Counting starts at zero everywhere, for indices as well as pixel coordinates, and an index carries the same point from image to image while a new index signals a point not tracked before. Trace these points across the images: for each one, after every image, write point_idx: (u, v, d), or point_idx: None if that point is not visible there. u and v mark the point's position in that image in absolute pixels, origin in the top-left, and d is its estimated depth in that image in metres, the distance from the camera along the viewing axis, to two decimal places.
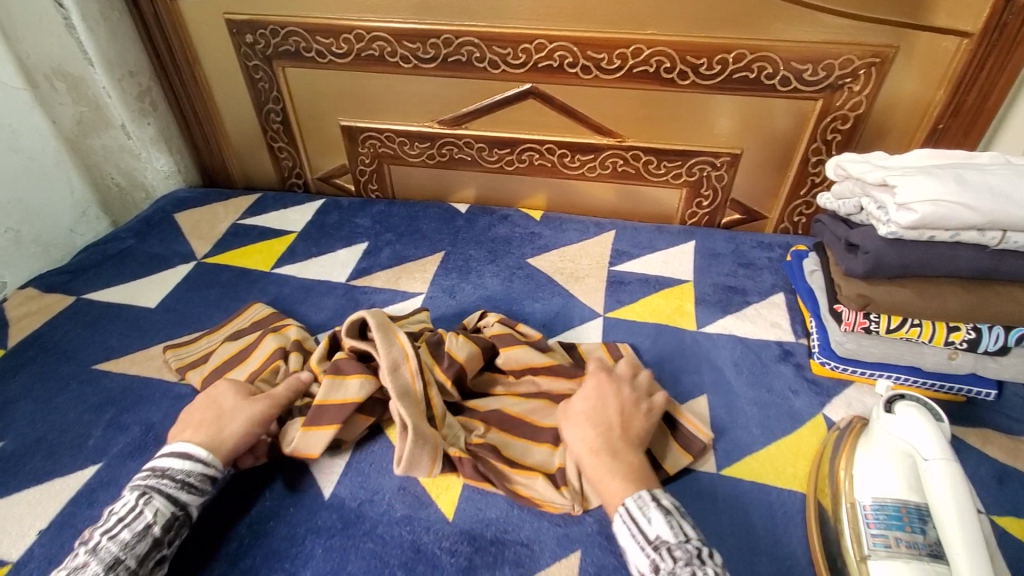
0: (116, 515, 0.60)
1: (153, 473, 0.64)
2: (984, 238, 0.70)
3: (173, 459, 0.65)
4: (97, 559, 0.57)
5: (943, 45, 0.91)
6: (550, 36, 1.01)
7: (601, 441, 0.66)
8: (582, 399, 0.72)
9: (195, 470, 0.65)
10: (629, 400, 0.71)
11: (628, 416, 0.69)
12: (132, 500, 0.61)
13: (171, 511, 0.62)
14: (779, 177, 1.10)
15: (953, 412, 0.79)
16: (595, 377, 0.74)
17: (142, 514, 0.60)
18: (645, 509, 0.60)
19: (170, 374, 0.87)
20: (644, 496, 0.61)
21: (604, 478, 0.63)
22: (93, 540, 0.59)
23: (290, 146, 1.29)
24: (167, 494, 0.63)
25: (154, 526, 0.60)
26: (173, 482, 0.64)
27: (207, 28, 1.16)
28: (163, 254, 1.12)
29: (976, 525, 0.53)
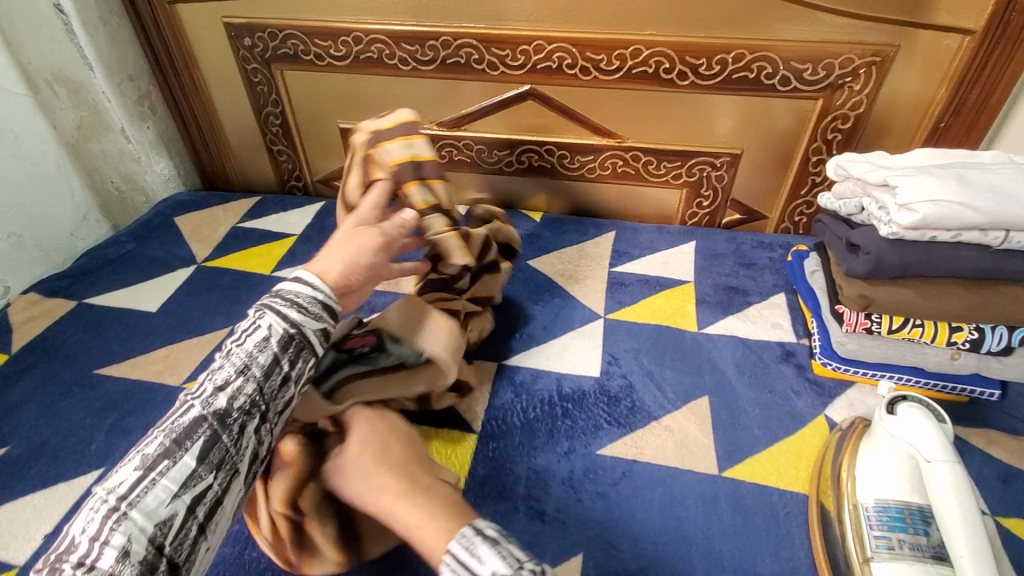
0: (240, 332, 0.62)
1: (269, 298, 0.65)
2: (987, 238, 0.70)
3: (287, 287, 0.66)
4: (228, 365, 0.59)
5: (944, 43, 0.91)
6: (549, 38, 1.01)
7: (395, 488, 0.58)
8: (358, 442, 0.63)
9: (309, 296, 0.65)
10: (395, 437, 0.65)
11: (404, 448, 0.63)
12: (253, 320, 0.63)
13: (284, 328, 0.62)
14: (779, 176, 1.10)
15: (956, 413, 0.79)
16: (361, 422, 0.66)
17: (258, 328, 0.62)
18: (473, 545, 0.51)
19: (172, 378, 0.87)
20: (468, 534, 0.52)
21: (422, 519, 0.55)
22: (224, 351, 0.61)
23: (289, 149, 1.29)
24: (279, 312, 0.63)
25: (271, 340, 0.61)
26: (288, 305, 0.64)
27: (205, 31, 1.16)
28: (164, 258, 1.12)
29: (980, 526, 0.53)
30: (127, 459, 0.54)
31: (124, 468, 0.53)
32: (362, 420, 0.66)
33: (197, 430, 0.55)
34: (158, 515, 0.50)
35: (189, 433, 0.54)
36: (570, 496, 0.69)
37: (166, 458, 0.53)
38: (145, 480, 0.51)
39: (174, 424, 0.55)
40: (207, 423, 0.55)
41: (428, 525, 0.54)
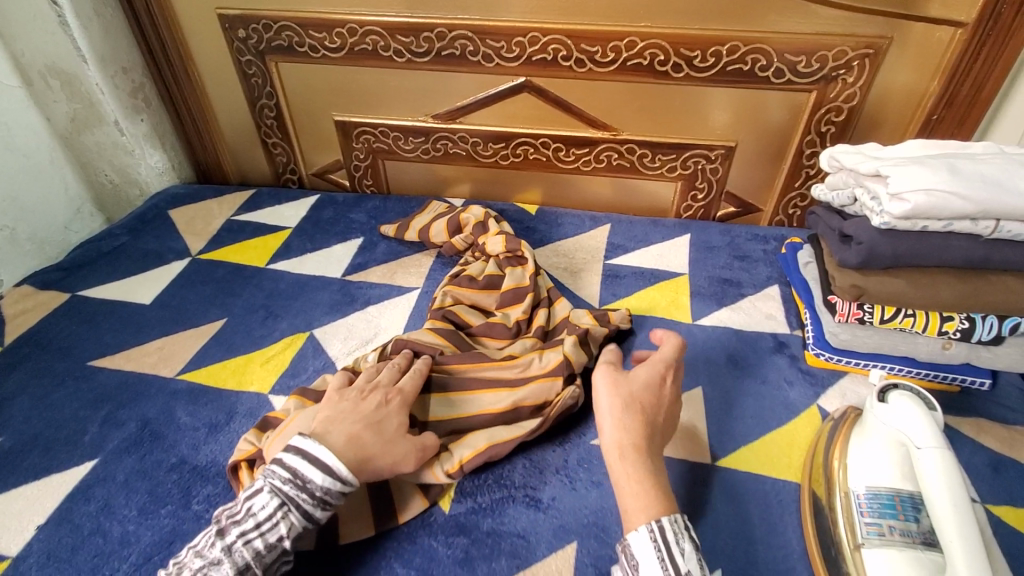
0: (253, 517, 0.58)
1: (292, 480, 0.60)
2: (977, 228, 0.70)
3: (315, 468, 0.60)
4: (230, 561, 0.56)
5: (937, 35, 0.91)
6: (543, 29, 1.01)
7: (636, 435, 0.64)
8: (644, 386, 0.69)
9: (334, 489, 0.60)
10: (664, 391, 0.70)
11: (664, 411, 0.68)
12: (271, 506, 0.59)
13: (303, 526, 0.59)
14: (773, 169, 1.10)
15: (946, 402, 0.80)
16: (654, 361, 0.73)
17: (277, 524, 0.58)
18: (680, 536, 0.57)
19: (167, 370, 0.87)
20: (680, 522, 0.58)
21: (631, 480, 0.61)
22: (228, 537, 0.57)
23: (284, 142, 1.28)
24: (303, 510, 0.59)
25: (285, 540, 0.58)
26: (311, 497, 0.59)
27: (199, 23, 1.15)
28: (158, 251, 1.12)
29: (970, 512, 0.53)
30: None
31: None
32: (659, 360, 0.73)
33: None
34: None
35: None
36: (566, 485, 0.70)
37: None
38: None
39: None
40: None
41: (636, 494, 0.60)
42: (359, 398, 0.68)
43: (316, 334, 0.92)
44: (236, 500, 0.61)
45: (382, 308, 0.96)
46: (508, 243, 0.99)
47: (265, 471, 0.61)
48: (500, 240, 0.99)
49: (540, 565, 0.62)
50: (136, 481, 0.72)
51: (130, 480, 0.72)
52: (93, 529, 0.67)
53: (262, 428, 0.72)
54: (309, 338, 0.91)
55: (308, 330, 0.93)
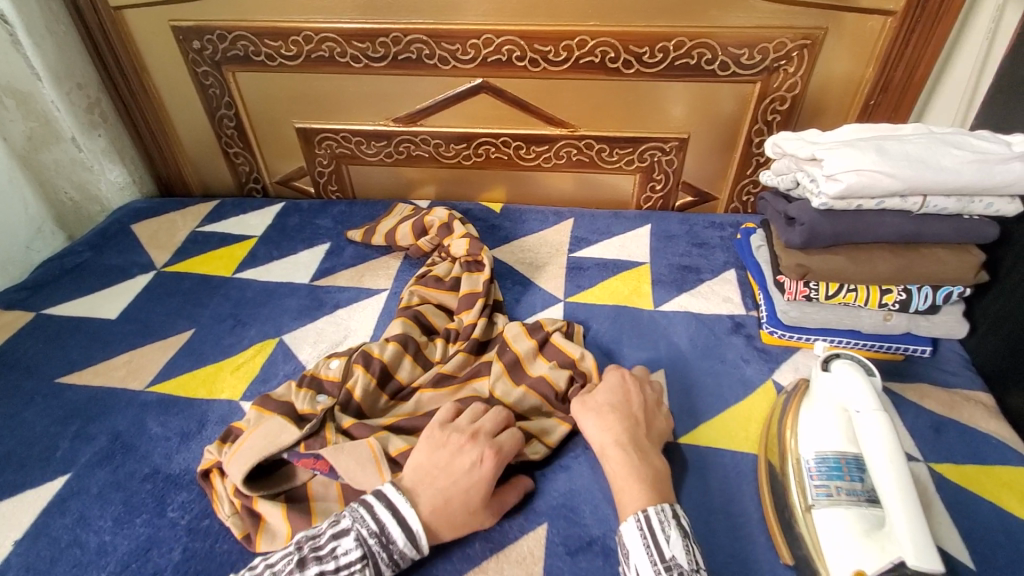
0: (333, 558, 0.58)
1: (381, 538, 0.59)
2: (907, 204, 0.75)
3: (407, 538, 0.60)
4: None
5: (869, 24, 0.96)
6: (497, 31, 1.03)
7: (614, 432, 0.67)
8: (607, 391, 0.73)
9: (413, 558, 0.60)
10: (638, 399, 0.73)
11: (642, 414, 0.71)
12: (353, 554, 0.58)
13: None
14: (725, 159, 1.14)
15: (892, 370, 0.85)
16: (615, 375, 0.75)
17: (351, 575, 0.57)
18: (666, 524, 0.59)
19: (136, 383, 0.87)
20: (667, 511, 0.60)
21: (624, 478, 0.63)
22: (308, 573, 0.57)
23: (245, 151, 1.28)
24: (377, 568, 0.59)
25: None
26: (388, 559, 0.59)
27: (153, 36, 1.15)
28: (122, 266, 1.11)
29: (905, 468, 0.57)
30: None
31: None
32: (619, 372, 0.76)
33: None
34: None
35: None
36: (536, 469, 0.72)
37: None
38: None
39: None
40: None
41: (634, 488, 0.62)
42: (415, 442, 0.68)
43: (287, 341, 0.93)
44: (321, 532, 0.60)
45: (352, 312, 0.98)
46: (469, 246, 1.00)
47: (359, 511, 0.60)
48: (464, 243, 1.01)
49: (513, 547, 0.65)
50: (110, 492, 0.72)
51: (104, 492, 0.72)
52: (70, 541, 0.67)
53: (228, 438, 0.74)
54: (279, 344, 0.92)
55: (278, 335, 0.94)
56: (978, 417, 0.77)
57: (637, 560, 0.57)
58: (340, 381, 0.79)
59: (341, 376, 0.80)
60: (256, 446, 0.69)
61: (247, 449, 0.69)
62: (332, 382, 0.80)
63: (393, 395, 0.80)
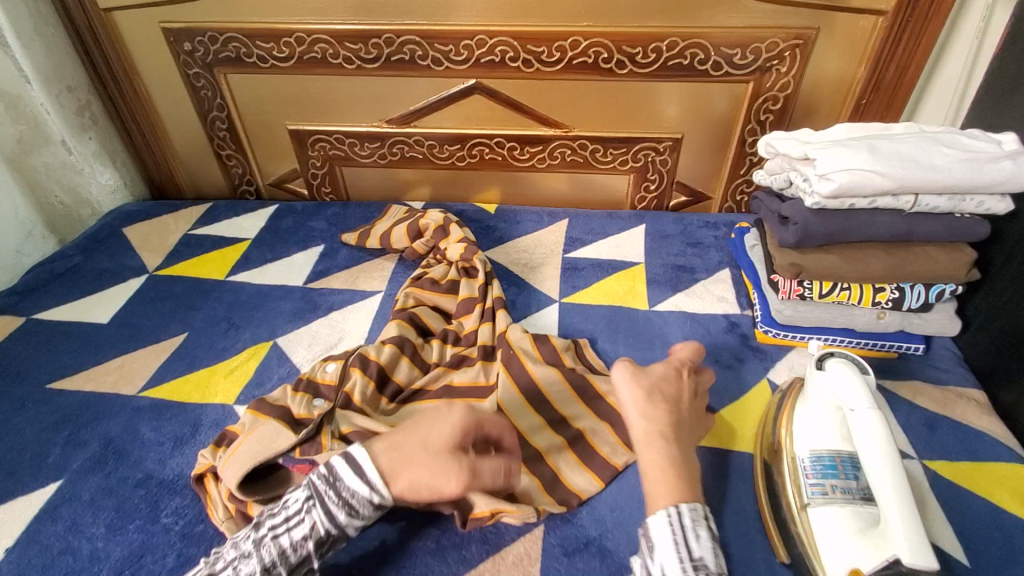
0: (286, 511, 0.58)
1: (325, 477, 0.57)
2: (899, 203, 0.76)
3: (348, 472, 0.57)
4: (257, 557, 0.55)
5: (860, 24, 0.97)
6: (489, 32, 1.03)
7: (660, 422, 0.63)
8: (657, 381, 0.68)
9: (360, 494, 0.56)
10: (684, 395, 0.68)
11: (686, 408, 0.66)
12: (301, 500, 0.57)
13: (327, 529, 0.56)
14: (719, 158, 1.15)
15: (885, 368, 0.85)
16: (668, 366, 0.71)
17: (302, 522, 0.56)
18: (698, 524, 0.55)
19: (128, 388, 0.86)
20: (699, 510, 0.56)
21: (656, 470, 0.59)
22: (263, 530, 0.57)
23: (237, 153, 1.27)
24: (328, 509, 0.56)
25: (307, 541, 0.56)
26: (336, 497, 0.56)
27: (144, 38, 1.14)
28: (114, 269, 1.10)
29: (899, 465, 0.57)
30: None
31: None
32: (678, 368, 0.71)
33: None
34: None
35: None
36: None
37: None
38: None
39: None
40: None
41: (665, 481, 0.58)
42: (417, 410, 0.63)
43: (280, 344, 0.92)
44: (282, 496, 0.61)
45: (346, 314, 0.97)
46: (465, 251, 1.01)
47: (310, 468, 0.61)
48: (459, 247, 1.01)
49: (509, 549, 0.64)
50: (103, 498, 0.71)
51: (96, 498, 0.72)
52: (63, 548, 0.67)
53: (221, 442, 0.73)
54: (273, 347, 0.92)
55: (272, 339, 0.93)
56: (971, 414, 0.78)
57: (664, 560, 0.54)
58: (336, 384, 0.78)
59: (338, 379, 0.79)
60: (250, 451, 0.68)
61: (241, 455, 0.68)
62: (329, 386, 0.78)
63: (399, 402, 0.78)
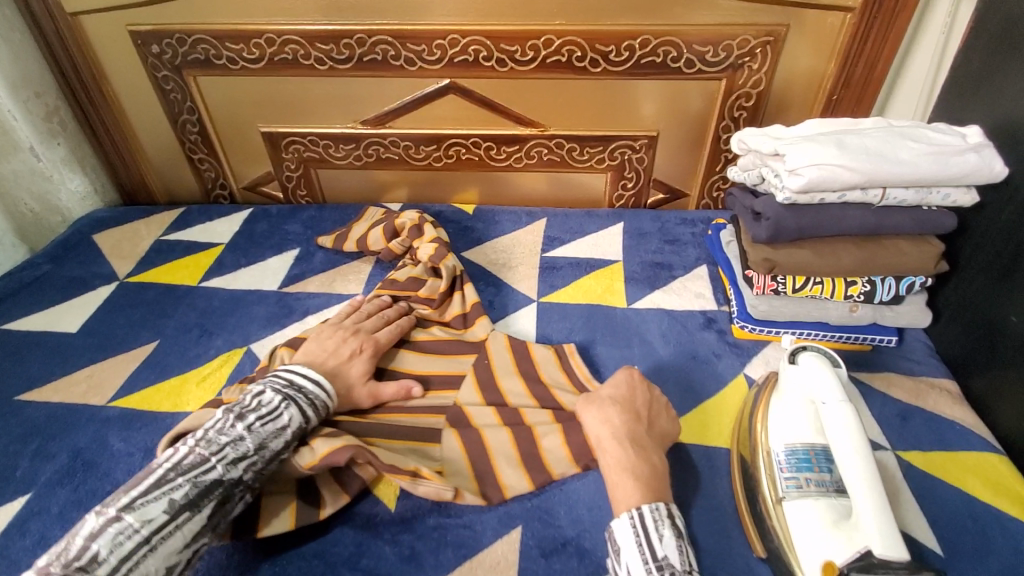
0: (260, 407, 0.66)
1: (290, 385, 0.70)
2: (868, 196, 0.77)
3: (308, 382, 0.71)
4: (249, 439, 0.63)
5: (828, 20, 0.98)
6: (462, 31, 1.03)
7: (615, 427, 0.68)
8: (612, 388, 0.73)
9: (324, 397, 0.71)
10: (644, 396, 0.72)
11: (646, 410, 0.71)
12: (276, 400, 0.67)
13: (303, 422, 0.68)
14: (695, 156, 1.15)
15: (860, 361, 0.86)
16: (623, 371, 0.75)
17: (283, 415, 0.66)
18: (660, 523, 0.59)
19: (98, 399, 0.84)
20: (661, 509, 0.60)
21: (619, 474, 0.64)
22: (249, 419, 0.65)
23: (210, 157, 1.25)
24: (302, 407, 0.68)
25: (289, 429, 0.66)
26: (307, 399, 0.69)
27: (111, 41, 1.12)
28: (84, 277, 1.08)
29: (870, 457, 0.58)
30: (148, 493, 0.57)
31: (147, 505, 0.57)
32: (628, 369, 0.75)
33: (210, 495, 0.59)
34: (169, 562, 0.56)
35: (209, 491, 0.60)
36: None
37: (188, 509, 0.58)
38: (173, 521, 0.57)
39: (198, 474, 0.60)
40: (224, 486, 0.61)
41: (625, 482, 0.63)
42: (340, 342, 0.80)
43: (255, 349, 0.91)
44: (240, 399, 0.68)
45: (321, 319, 0.96)
46: (434, 253, 0.99)
47: (266, 380, 0.70)
48: (430, 248, 1.00)
49: (486, 552, 0.64)
50: (71, 512, 0.70)
51: (65, 512, 0.70)
52: (29, 565, 0.65)
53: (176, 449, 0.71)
54: (247, 353, 0.90)
55: (247, 345, 0.92)
56: (943, 404, 0.79)
57: (628, 559, 0.58)
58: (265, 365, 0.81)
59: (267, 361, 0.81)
60: None
61: None
62: (262, 369, 0.80)
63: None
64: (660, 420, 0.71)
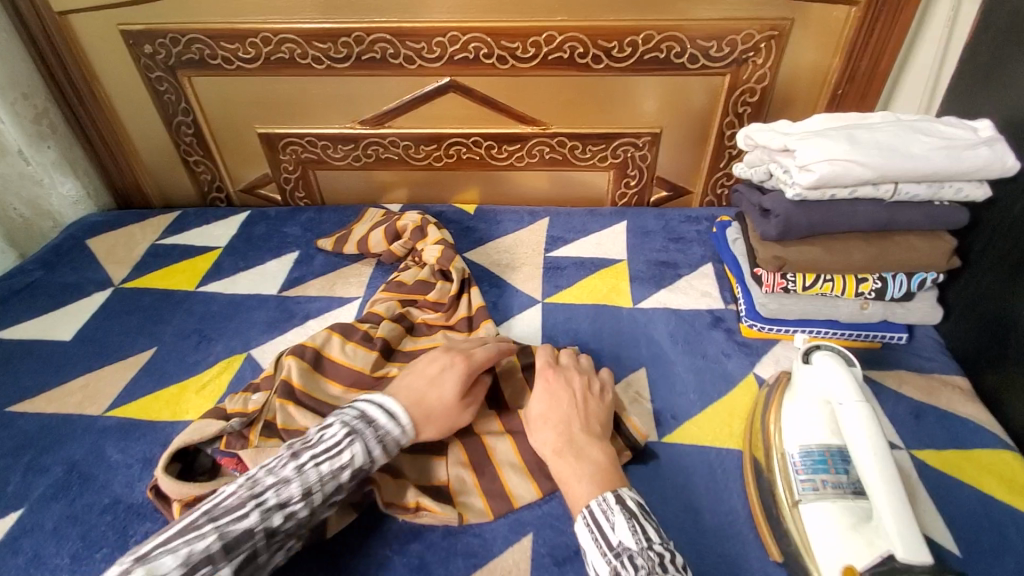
0: (322, 443, 0.61)
1: (361, 417, 0.63)
2: (879, 192, 0.76)
3: (382, 413, 0.64)
4: (298, 481, 0.58)
5: (834, 14, 0.97)
6: (462, 28, 1.01)
7: (553, 441, 0.65)
8: (535, 398, 0.70)
9: (395, 433, 0.63)
10: (567, 397, 0.69)
11: (575, 411, 0.68)
12: (340, 434, 0.61)
13: (364, 463, 0.61)
14: (698, 153, 1.14)
15: (870, 359, 0.85)
16: (538, 380, 0.72)
17: (342, 454, 0.60)
18: (609, 511, 0.57)
19: (94, 408, 0.82)
20: (608, 498, 0.58)
21: (571, 481, 0.61)
22: (301, 458, 0.59)
23: (206, 159, 1.23)
24: (366, 444, 0.61)
25: (345, 470, 0.59)
26: (374, 435, 0.62)
27: (103, 42, 1.10)
28: (78, 283, 1.06)
29: (890, 457, 0.57)
30: (171, 541, 0.53)
31: (163, 555, 0.51)
32: (542, 374, 0.73)
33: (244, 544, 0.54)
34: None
35: (239, 543, 0.54)
36: None
37: (206, 564, 0.52)
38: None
39: (226, 524, 0.54)
40: (256, 538, 0.55)
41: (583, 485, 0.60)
42: (428, 364, 0.72)
43: (254, 355, 0.89)
44: (307, 433, 0.63)
45: (322, 323, 0.94)
46: (442, 255, 0.97)
47: (339, 412, 0.65)
48: (436, 250, 0.98)
49: (497, 562, 0.63)
50: (69, 526, 0.68)
51: (62, 526, 0.68)
52: None
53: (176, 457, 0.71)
54: (247, 359, 0.88)
55: (246, 351, 0.90)
56: (956, 402, 0.78)
57: (593, 559, 0.56)
58: (273, 374, 0.79)
59: (273, 369, 0.80)
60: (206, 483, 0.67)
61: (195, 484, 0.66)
62: (267, 378, 0.79)
63: (347, 385, 0.79)
64: (595, 418, 0.68)
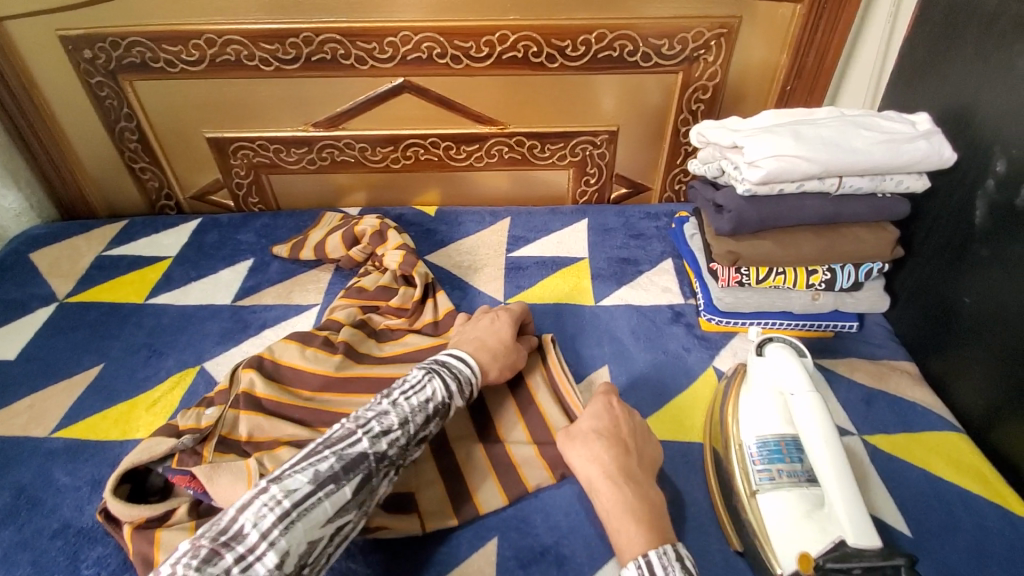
0: (406, 383, 0.66)
1: (434, 363, 0.69)
2: (825, 185, 0.78)
3: (454, 359, 0.70)
4: (394, 412, 0.62)
5: (780, 12, 0.99)
6: (415, 28, 0.99)
7: (606, 465, 0.61)
8: (591, 418, 0.67)
9: (467, 373, 0.70)
10: (624, 423, 0.67)
11: (631, 440, 0.65)
12: (421, 375, 0.67)
13: (445, 398, 0.66)
14: (655, 150, 1.15)
15: (823, 347, 0.87)
16: (599, 399, 0.69)
17: (425, 389, 0.65)
18: (670, 565, 0.53)
19: (39, 430, 0.78)
20: (669, 553, 0.54)
21: (621, 517, 0.57)
22: (393, 395, 0.64)
23: (153, 166, 1.19)
24: (445, 381, 0.67)
25: (432, 403, 0.64)
26: (451, 374, 0.68)
27: (38, 47, 1.04)
28: (19, 300, 1.01)
29: (838, 444, 0.58)
30: (297, 464, 0.56)
31: (294, 475, 0.55)
32: (603, 396, 0.69)
33: (358, 467, 0.57)
34: (312, 538, 0.53)
35: (355, 465, 0.57)
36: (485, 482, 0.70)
37: (332, 482, 0.55)
38: (318, 492, 0.54)
39: (344, 448, 0.58)
40: (369, 461, 0.58)
41: (628, 519, 0.57)
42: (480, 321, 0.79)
43: (209, 368, 0.86)
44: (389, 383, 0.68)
45: (278, 332, 0.92)
46: (403, 261, 0.96)
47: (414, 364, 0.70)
48: (398, 255, 0.96)
49: (462, 568, 0.62)
50: (14, 555, 0.64)
51: (7, 556, 0.65)
52: None
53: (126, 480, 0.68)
54: (200, 372, 0.86)
55: (200, 364, 0.87)
56: (905, 386, 0.80)
57: None
58: (229, 389, 0.77)
59: (229, 382, 0.77)
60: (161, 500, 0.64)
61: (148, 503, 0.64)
62: (222, 391, 0.77)
63: (305, 392, 0.78)
64: (647, 457, 0.65)
